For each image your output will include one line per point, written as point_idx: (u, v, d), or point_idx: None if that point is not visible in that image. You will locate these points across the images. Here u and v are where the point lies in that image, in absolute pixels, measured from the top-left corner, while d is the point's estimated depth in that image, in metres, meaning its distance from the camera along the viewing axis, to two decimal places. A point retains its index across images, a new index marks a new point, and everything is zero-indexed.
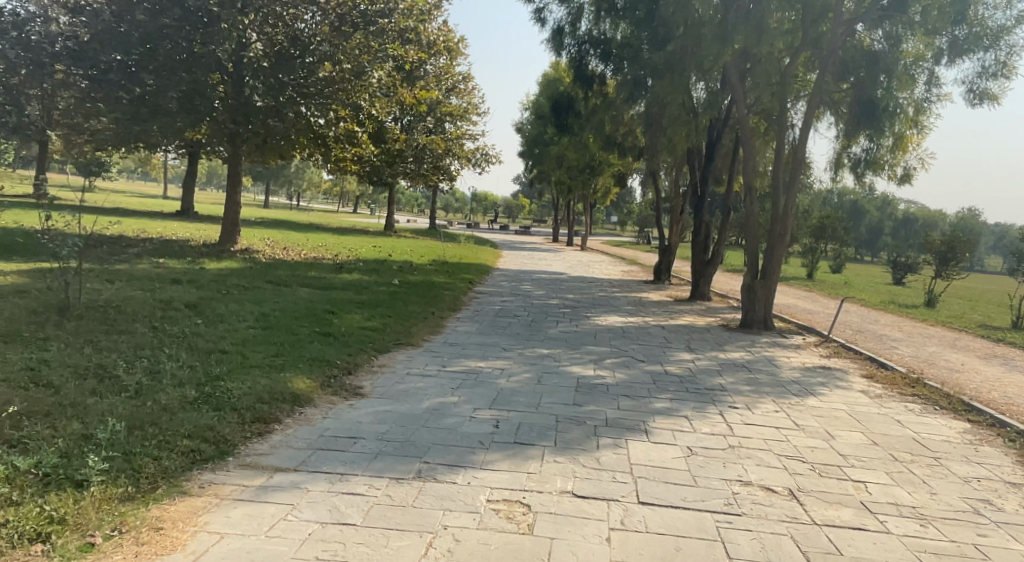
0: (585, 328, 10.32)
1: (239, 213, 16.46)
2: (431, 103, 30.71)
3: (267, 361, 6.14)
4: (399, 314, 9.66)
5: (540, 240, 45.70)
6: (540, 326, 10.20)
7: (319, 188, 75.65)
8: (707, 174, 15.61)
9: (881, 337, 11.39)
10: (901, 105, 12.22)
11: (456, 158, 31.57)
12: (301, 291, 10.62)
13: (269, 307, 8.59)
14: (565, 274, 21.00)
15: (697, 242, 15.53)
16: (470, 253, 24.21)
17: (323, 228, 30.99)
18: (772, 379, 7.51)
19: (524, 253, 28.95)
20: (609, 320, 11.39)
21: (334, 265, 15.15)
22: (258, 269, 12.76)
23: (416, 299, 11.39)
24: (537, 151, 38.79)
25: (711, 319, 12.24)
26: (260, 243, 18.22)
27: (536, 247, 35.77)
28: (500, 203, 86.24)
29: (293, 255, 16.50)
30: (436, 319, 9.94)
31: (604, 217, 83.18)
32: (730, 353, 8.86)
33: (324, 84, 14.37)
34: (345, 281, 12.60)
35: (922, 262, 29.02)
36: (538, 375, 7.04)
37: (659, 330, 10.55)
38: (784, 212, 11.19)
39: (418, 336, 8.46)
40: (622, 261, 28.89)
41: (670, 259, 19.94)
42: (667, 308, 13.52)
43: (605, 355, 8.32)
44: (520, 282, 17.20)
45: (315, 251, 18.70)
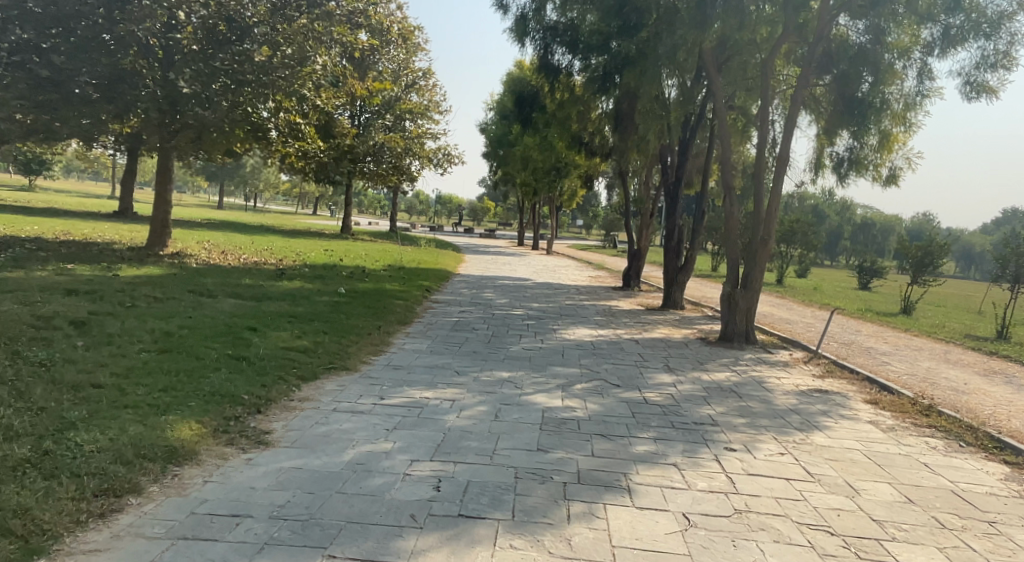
0: (551, 344, 9.17)
1: (170, 214, 15.07)
2: (389, 100, 29.46)
3: (148, 400, 4.87)
4: (338, 330, 8.35)
5: (504, 244, 44.59)
6: (499, 342, 9.03)
7: (277, 189, 73.44)
8: (680, 175, 14.65)
9: (870, 351, 10.49)
10: (888, 100, 11.29)
11: (417, 158, 30.30)
12: (227, 303, 9.26)
13: (176, 324, 7.25)
14: (529, 279, 19.89)
15: (669, 247, 14.56)
16: (429, 257, 22.96)
17: (276, 231, 29.45)
18: (767, 407, 6.44)
19: (487, 258, 27.81)
20: (577, 334, 10.27)
21: (276, 271, 13.82)
22: (183, 276, 11.38)
23: (363, 311, 10.09)
24: (502, 152, 37.73)
25: (686, 331, 11.24)
26: (197, 247, 16.74)
27: (501, 251, 34.65)
28: (465, 205, 84.91)
29: (230, 260, 15.09)
30: (382, 335, 8.68)
31: (569, 220, 82.48)
32: (714, 374, 7.80)
33: (261, 70, 12.85)
34: (283, 291, 11.26)
35: (889, 267, 28.60)
36: (494, 408, 5.86)
37: (632, 345, 9.48)
38: (766, 216, 10.16)
39: (355, 359, 7.19)
40: (588, 265, 27.94)
41: (638, 264, 18.97)
42: (637, 319, 12.48)
43: (574, 379, 7.18)
44: (480, 289, 16.06)
45: (258, 255, 17.27)
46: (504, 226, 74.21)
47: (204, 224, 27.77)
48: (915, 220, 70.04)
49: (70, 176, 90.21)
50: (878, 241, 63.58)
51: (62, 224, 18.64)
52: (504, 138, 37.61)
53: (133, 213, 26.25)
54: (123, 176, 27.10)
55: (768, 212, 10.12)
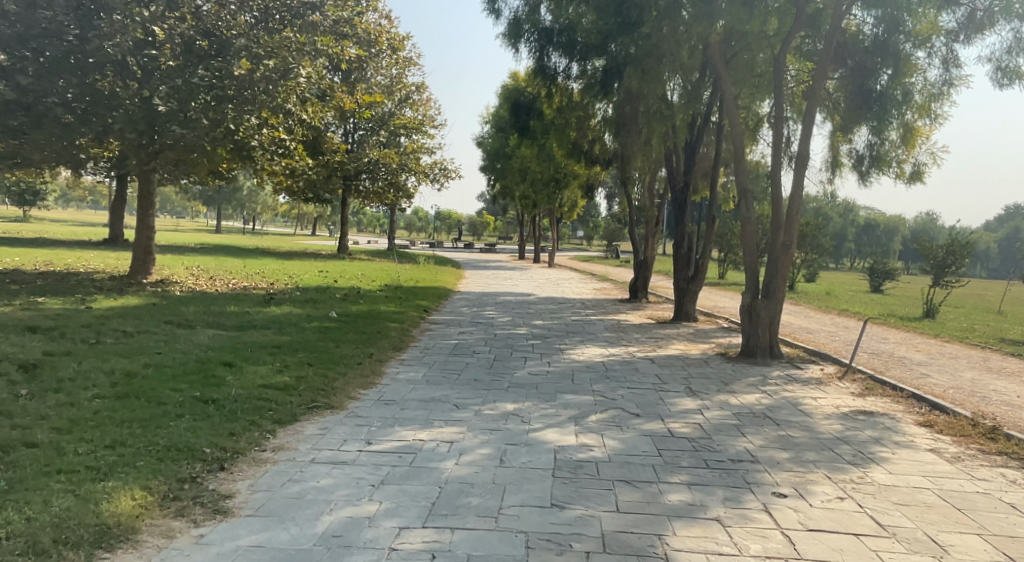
0: (559, 368, 8.38)
1: (154, 239, 14.39)
2: (383, 116, 28.88)
3: (86, 463, 4.11)
4: (324, 361, 7.57)
5: (504, 258, 43.87)
6: (503, 368, 8.23)
7: (274, 211, 72.93)
8: (687, 181, 13.93)
9: (904, 361, 9.70)
10: (910, 91, 10.65)
11: (413, 174, 29.69)
12: (204, 334, 8.49)
13: (140, 364, 6.47)
14: (532, 294, 19.12)
15: (678, 255, 13.79)
16: (428, 275, 22.24)
17: (272, 253, 28.80)
18: (811, 437, 5.63)
19: (488, 273, 27.06)
20: (587, 354, 9.47)
21: (264, 296, 13.09)
22: (162, 306, 10.65)
23: (353, 336, 9.33)
24: (500, 165, 37.15)
25: (704, 346, 10.46)
26: (183, 274, 16.02)
27: (502, 265, 33.90)
28: (464, 220, 84.31)
29: (217, 286, 14.36)
30: (373, 363, 7.89)
31: (569, 232, 81.82)
32: (744, 397, 6.99)
33: (242, 84, 12.14)
34: (267, 317, 10.50)
35: (900, 268, 27.83)
36: (499, 450, 5.08)
37: (648, 366, 8.68)
38: (787, 219, 9.39)
39: (341, 394, 6.39)
40: (593, 278, 27.16)
41: (646, 275, 18.25)
42: (650, 334, 11.70)
43: (588, 409, 6.39)
44: (482, 307, 15.31)
45: (248, 280, 16.55)
46: (505, 240, 73.58)
47: (198, 249, 27.14)
48: (919, 220, 69.27)
49: (67, 205, 89.84)
50: (884, 242, 62.78)
51: (46, 255, 18.03)
52: (501, 150, 37.05)
53: (125, 240, 25.67)
54: (112, 203, 26.54)
55: (790, 216, 9.36)
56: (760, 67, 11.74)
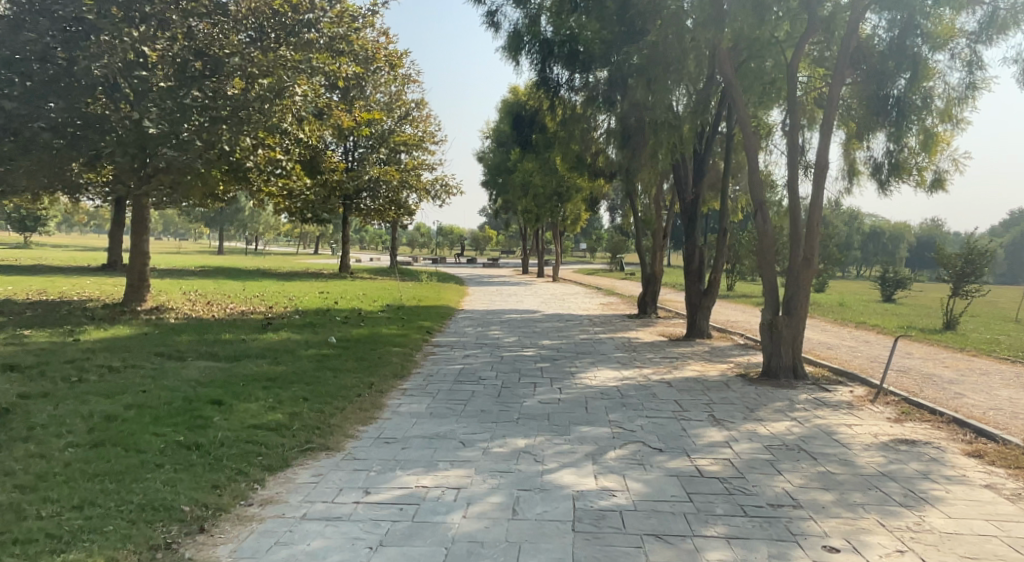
0: (572, 395, 7.89)
1: (148, 265, 13.98)
2: (382, 133, 28.59)
3: (47, 529, 3.64)
4: (321, 394, 7.09)
5: (508, 273, 43.43)
6: (512, 396, 7.76)
7: (277, 231, 72.77)
8: (697, 193, 13.51)
9: (934, 379, 9.19)
10: (928, 96, 10.19)
11: (414, 191, 29.35)
12: (195, 367, 8.03)
13: (122, 404, 6.00)
14: (539, 311, 18.64)
15: (690, 270, 13.44)
16: (431, 293, 21.78)
17: (273, 274, 28.41)
18: (853, 474, 5.14)
19: (492, 290, 26.60)
20: (600, 378, 8.99)
21: (262, 322, 12.65)
22: (154, 336, 10.21)
23: (353, 364, 8.86)
24: (502, 180, 36.82)
25: (722, 366, 9.97)
26: (180, 300, 15.60)
27: (506, 281, 33.44)
28: (467, 235, 84.02)
29: (213, 312, 13.93)
30: (373, 395, 7.42)
31: (573, 245, 81.49)
32: (773, 426, 6.50)
33: (236, 104, 11.79)
34: (263, 345, 10.04)
35: (912, 276, 27.29)
36: (511, 497, 4.59)
37: (665, 390, 8.19)
38: (808, 232, 8.94)
39: (338, 433, 5.92)
40: (599, 292, 26.69)
41: (655, 290, 17.75)
42: (664, 354, 11.21)
43: (606, 444, 5.90)
44: (487, 326, 14.83)
45: (247, 304, 16.11)
46: (508, 254, 73.22)
47: (197, 271, 26.77)
48: (925, 226, 68.73)
49: (70, 230, 89.80)
50: (890, 249, 62.25)
51: (40, 282, 17.67)
52: (503, 165, 36.73)
53: (123, 265, 25.34)
54: (110, 227, 26.23)
55: (810, 228, 8.92)
56: (770, 74, 11.34)
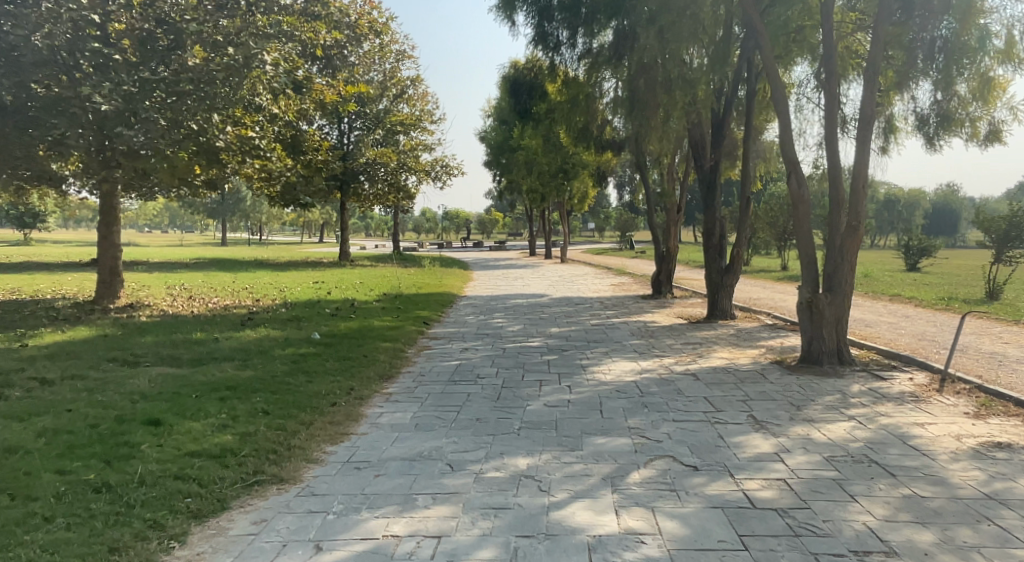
0: (585, 394, 6.79)
1: (120, 259, 12.91)
2: (377, 113, 27.40)
3: None
4: (286, 406, 5.96)
5: (515, 255, 42.34)
6: (513, 398, 6.63)
7: (281, 221, 71.86)
8: (715, 159, 12.23)
9: (1000, 360, 8.02)
10: (985, 35, 8.84)
11: (413, 173, 28.24)
12: (148, 375, 6.92)
13: (33, 431, 4.89)
14: (546, 295, 17.54)
15: (709, 245, 12.23)
16: (431, 279, 20.66)
17: (270, 264, 27.45)
18: (950, 499, 4.00)
19: (497, 273, 25.51)
20: (615, 371, 7.86)
21: (242, 318, 11.60)
22: (114, 338, 9.16)
23: (332, 366, 7.74)
24: (505, 159, 35.56)
25: (752, 352, 8.82)
26: (160, 295, 14.57)
27: (513, 264, 32.34)
28: (473, 219, 82.77)
29: (193, 308, 12.90)
30: (351, 404, 6.30)
31: (581, 225, 80.33)
32: (830, 431, 5.36)
33: (200, 76, 10.62)
34: (234, 345, 8.93)
35: (938, 244, 25.95)
36: (507, 549, 3.47)
37: (692, 385, 7.06)
38: (854, 194, 7.74)
39: (296, 458, 4.79)
40: (608, 272, 25.53)
41: (669, 268, 16.53)
42: (684, 339, 10.06)
43: (628, 462, 4.77)
44: (490, 313, 13.72)
45: (232, 298, 15.07)
46: (514, 237, 72.00)
47: (191, 264, 25.85)
48: (941, 192, 67.01)
49: (74, 226, 89.57)
50: (906, 218, 60.61)
51: (18, 281, 16.74)
52: (505, 143, 35.52)
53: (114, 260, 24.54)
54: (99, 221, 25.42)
55: (855, 190, 7.72)
56: (796, 17, 10.05)
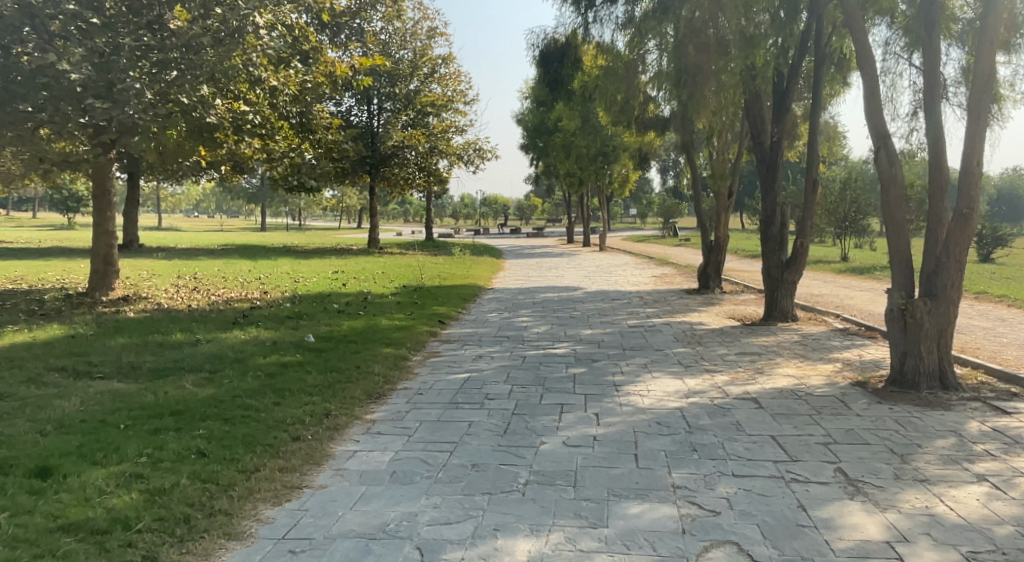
0: (618, 427, 5.36)
1: (115, 247, 11.91)
2: (407, 93, 26.15)
3: None
4: (230, 444, 4.64)
5: (554, 243, 40.88)
6: (524, 431, 5.23)
7: (320, 207, 71.89)
8: (777, 134, 10.54)
9: None
10: None
11: (445, 156, 27.02)
12: (83, 393, 5.70)
13: None
14: (581, 287, 16.09)
15: (767, 235, 10.53)
16: (459, 269, 19.37)
17: (298, 251, 26.64)
18: None
19: (531, 262, 24.12)
20: (656, 392, 6.40)
21: (238, 315, 10.44)
22: (81, 339, 8.06)
23: (312, 382, 6.41)
24: (541, 142, 34.02)
25: (825, 369, 7.25)
26: (164, 286, 13.57)
27: (550, 252, 30.86)
28: (512, 205, 81.42)
29: (191, 301, 11.82)
30: (319, 438, 4.99)
31: (623, 210, 78.36)
32: (959, 504, 3.83)
33: (185, 43, 9.42)
34: (212, 350, 7.70)
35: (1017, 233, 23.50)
36: None
37: (755, 417, 5.55)
38: (965, 176, 6.10)
39: (211, 534, 3.48)
40: (650, 261, 23.89)
41: (718, 260, 14.86)
42: (739, 347, 8.50)
43: (673, 554, 3.34)
44: (516, 310, 12.36)
45: (240, 289, 14.00)
46: (554, 223, 70.50)
47: (217, 251, 25.24)
48: (1009, 178, 62.80)
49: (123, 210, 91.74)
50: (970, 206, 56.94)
51: (27, 268, 16.07)
52: (542, 126, 34.00)
53: (139, 245, 24.49)
54: (127, 205, 25.13)
55: (967, 170, 6.08)
56: None
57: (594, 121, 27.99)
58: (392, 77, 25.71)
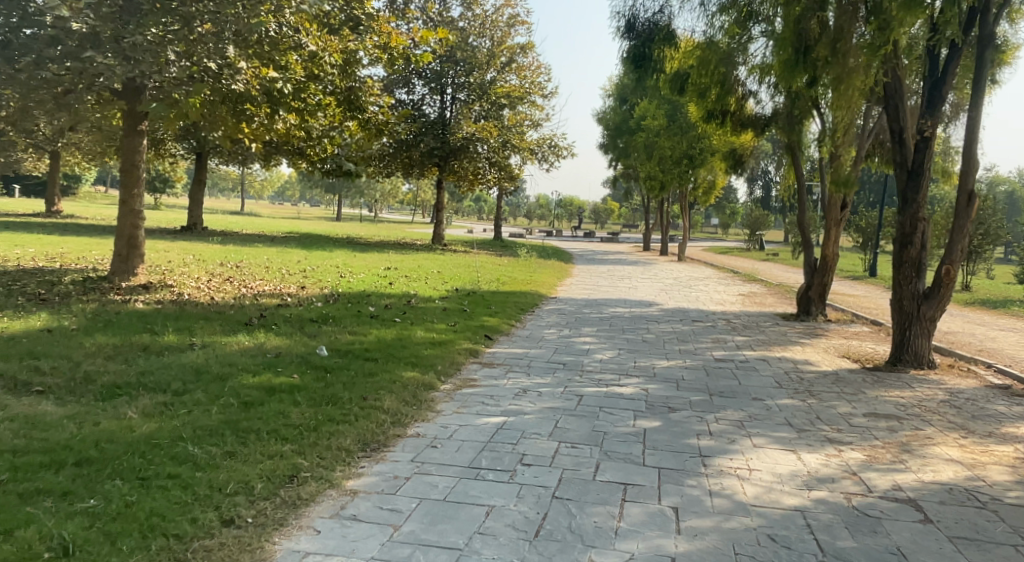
0: (710, 541, 3.53)
1: (140, 229, 10.82)
2: (482, 83, 24.71)
3: None
4: (117, 533, 3.09)
5: (629, 249, 38.64)
6: (565, 537, 3.47)
7: (395, 201, 71.99)
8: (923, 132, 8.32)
9: None
10: None
11: (517, 151, 25.48)
12: None
13: None
14: (657, 303, 14.13)
15: (902, 258, 8.32)
16: (521, 273, 17.68)
17: (360, 243, 25.67)
18: None
19: (602, 269, 22.26)
20: (762, 476, 4.51)
21: (258, 313, 9.14)
22: (56, 333, 6.82)
23: (295, 421, 4.83)
24: (622, 142, 32.01)
25: (1004, 453, 5.14)
26: (199, 274, 12.53)
27: (625, 259, 28.80)
28: (587, 208, 79.33)
29: (217, 293, 10.65)
30: (260, 525, 3.39)
31: (703, 220, 74.97)
32: None
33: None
34: (195, 361, 6.24)
35: None
36: None
37: (926, 543, 3.59)
38: None
39: None
40: (735, 277, 21.55)
41: (823, 281, 12.61)
42: (868, 405, 6.43)
43: None
44: (579, 327, 10.57)
45: (278, 281, 12.83)
46: (630, 229, 68.17)
47: (278, 238, 24.48)
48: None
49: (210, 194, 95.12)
50: None
51: (74, 246, 15.48)
52: (624, 125, 32.01)
53: (203, 228, 24.06)
54: (194, 186, 24.76)
55: None
56: None
57: (681, 120, 25.84)
58: (468, 65, 24.35)
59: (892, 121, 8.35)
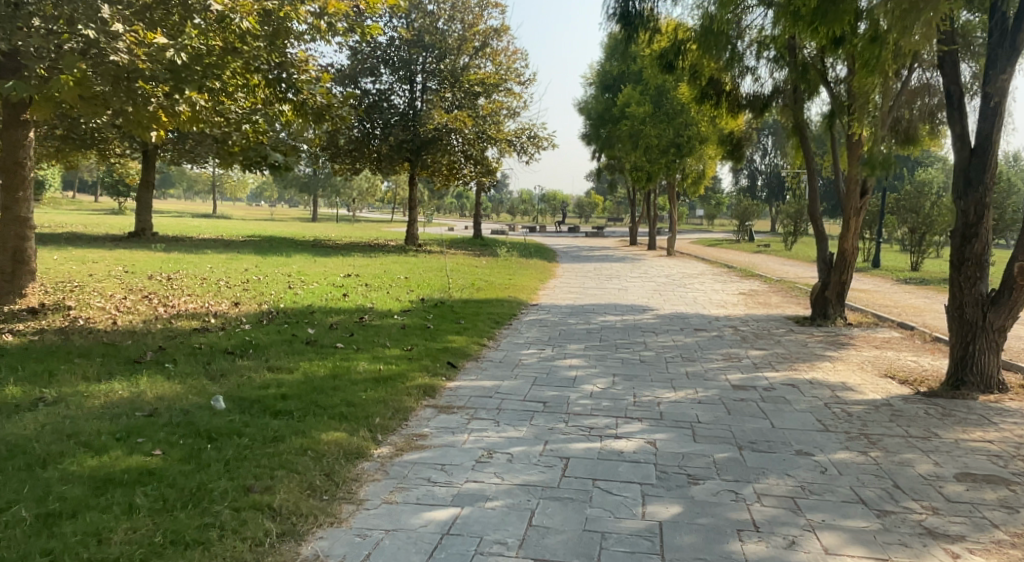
0: None
1: (28, 239, 8.95)
2: (453, 70, 22.89)
3: None
4: None
5: (616, 244, 36.96)
6: None
7: (373, 199, 69.79)
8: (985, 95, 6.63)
9: None
10: None
11: (493, 143, 23.37)
12: None
13: None
14: (651, 307, 12.44)
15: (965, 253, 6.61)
16: (498, 276, 15.89)
17: (327, 246, 23.74)
18: None
19: (587, 268, 20.57)
20: None
21: (160, 343, 7.29)
22: None
23: (108, 553, 3.03)
24: (604, 132, 30.34)
25: None
26: (116, 289, 10.67)
27: (613, 255, 27.13)
28: (570, 202, 77.63)
29: (123, 315, 8.81)
30: None
31: (689, 211, 73.69)
32: None
33: None
34: (21, 432, 4.43)
35: None
36: None
37: None
38: None
39: None
40: (732, 272, 19.94)
41: (842, 280, 10.96)
42: (955, 461, 4.75)
43: None
44: (564, 344, 8.81)
45: (211, 295, 10.98)
46: (615, 223, 66.67)
47: (234, 243, 22.42)
48: None
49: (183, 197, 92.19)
50: None
51: None
52: (607, 113, 30.32)
53: (153, 234, 22.07)
54: (142, 188, 22.70)
55: None
56: None
57: (667, 106, 24.27)
58: (438, 51, 22.58)
59: (948, 82, 6.69)
